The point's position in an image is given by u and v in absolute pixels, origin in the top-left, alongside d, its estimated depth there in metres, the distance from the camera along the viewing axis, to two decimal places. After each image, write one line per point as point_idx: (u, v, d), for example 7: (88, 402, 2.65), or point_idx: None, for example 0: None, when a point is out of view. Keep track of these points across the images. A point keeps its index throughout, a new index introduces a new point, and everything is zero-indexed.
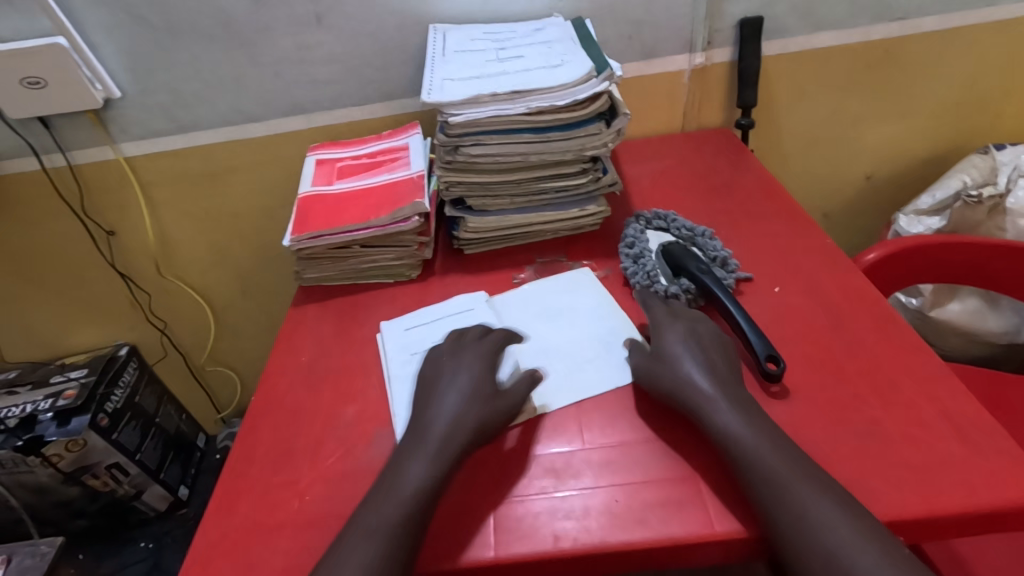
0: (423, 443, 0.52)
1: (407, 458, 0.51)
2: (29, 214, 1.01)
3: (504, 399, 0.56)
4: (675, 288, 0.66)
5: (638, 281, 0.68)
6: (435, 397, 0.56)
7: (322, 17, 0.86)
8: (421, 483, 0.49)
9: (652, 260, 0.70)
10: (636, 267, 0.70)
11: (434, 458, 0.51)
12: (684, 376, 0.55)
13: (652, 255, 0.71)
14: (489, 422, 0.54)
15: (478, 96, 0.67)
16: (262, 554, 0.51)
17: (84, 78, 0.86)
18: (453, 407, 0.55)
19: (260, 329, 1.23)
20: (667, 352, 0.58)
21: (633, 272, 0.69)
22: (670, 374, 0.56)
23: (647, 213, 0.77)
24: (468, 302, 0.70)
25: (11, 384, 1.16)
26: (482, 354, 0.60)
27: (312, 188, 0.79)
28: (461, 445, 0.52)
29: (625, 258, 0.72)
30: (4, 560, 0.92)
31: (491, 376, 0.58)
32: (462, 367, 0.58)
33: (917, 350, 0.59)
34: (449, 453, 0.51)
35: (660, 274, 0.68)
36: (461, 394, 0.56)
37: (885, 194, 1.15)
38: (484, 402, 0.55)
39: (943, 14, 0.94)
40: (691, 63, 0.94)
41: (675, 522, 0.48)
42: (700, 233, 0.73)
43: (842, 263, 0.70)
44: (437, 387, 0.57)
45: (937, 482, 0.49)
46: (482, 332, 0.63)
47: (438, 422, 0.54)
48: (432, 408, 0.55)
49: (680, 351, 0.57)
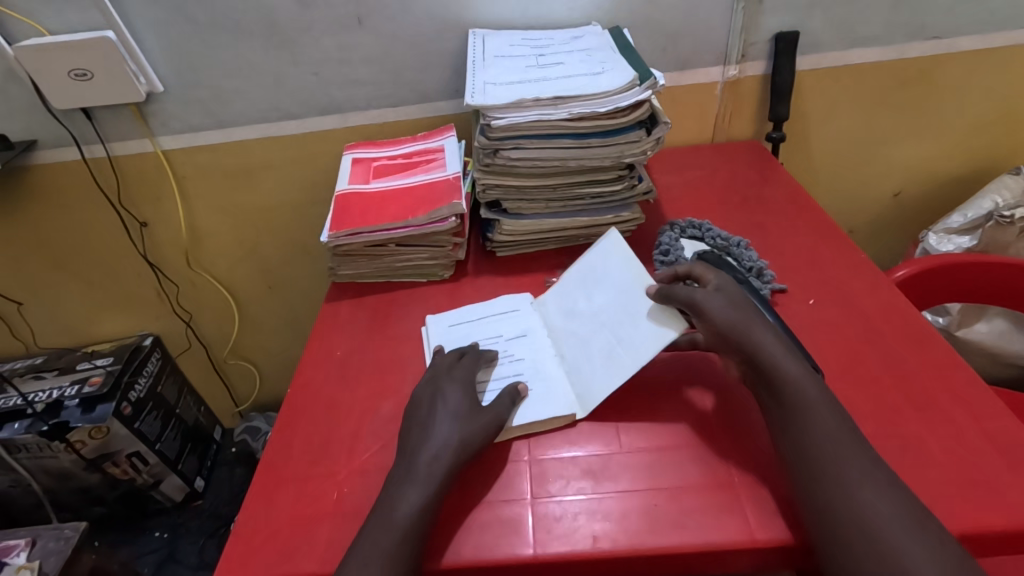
0: (411, 474, 0.51)
1: (399, 487, 0.51)
2: (67, 202, 1.03)
3: (481, 418, 0.55)
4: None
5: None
6: (421, 425, 0.55)
7: (364, 19, 0.87)
8: (413, 513, 0.48)
9: None
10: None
11: (423, 488, 0.50)
12: (747, 323, 0.55)
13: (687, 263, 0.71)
14: (471, 443, 0.53)
15: (521, 101, 0.68)
16: (302, 543, 0.51)
17: (130, 72, 0.88)
18: (439, 433, 0.54)
19: (283, 324, 1.25)
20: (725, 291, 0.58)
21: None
22: (734, 313, 0.55)
23: (681, 222, 0.78)
24: (514, 302, 0.71)
25: (38, 369, 1.18)
26: (460, 380, 0.59)
27: (349, 185, 0.81)
28: (446, 470, 0.51)
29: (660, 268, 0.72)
30: (30, 543, 0.94)
31: (469, 399, 0.57)
32: (441, 393, 0.58)
33: (956, 366, 0.59)
34: (440, 480, 0.51)
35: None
36: (442, 421, 0.55)
37: (913, 211, 1.15)
38: (465, 422, 0.55)
39: (980, 34, 0.94)
40: (724, 75, 0.95)
41: (714, 529, 0.48)
42: (735, 244, 0.73)
43: (877, 279, 0.70)
44: (419, 420, 0.56)
45: (978, 499, 0.48)
46: (453, 356, 0.62)
47: (426, 448, 0.53)
48: (418, 437, 0.54)
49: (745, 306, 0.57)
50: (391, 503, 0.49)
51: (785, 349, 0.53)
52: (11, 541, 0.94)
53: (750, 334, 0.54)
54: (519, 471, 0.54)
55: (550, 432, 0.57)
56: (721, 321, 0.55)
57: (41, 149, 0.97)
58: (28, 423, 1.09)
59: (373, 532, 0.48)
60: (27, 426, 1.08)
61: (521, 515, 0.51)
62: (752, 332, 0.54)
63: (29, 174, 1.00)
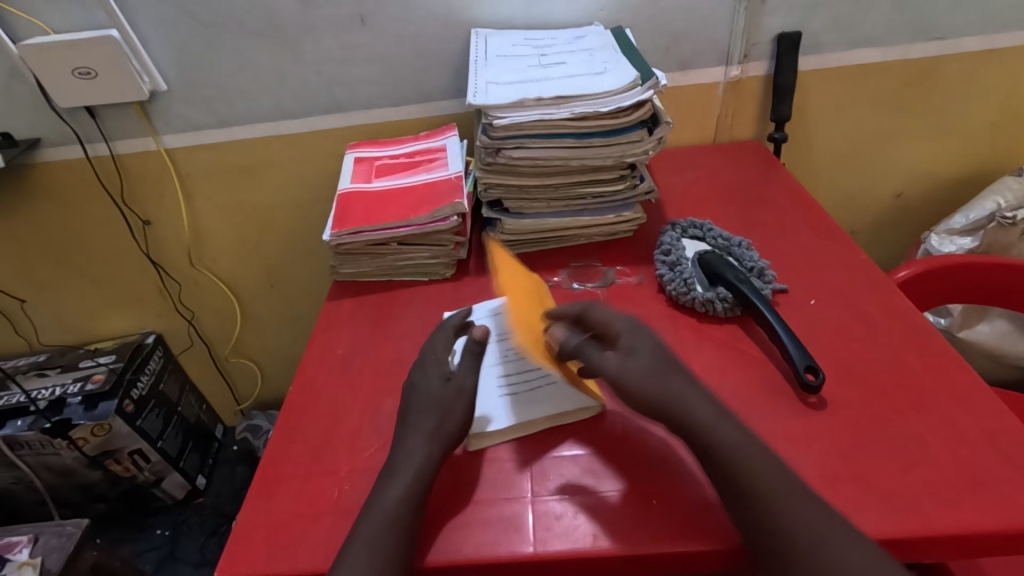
0: (395, 471, 0.51)
1: (384, 484, 0.51)
2: (70, 200, 1.04)
3: (449, 392, 0.56)
4: (711, 294, 0.66)
5: (675, 288, 0.68)
6: (404, 421, 0.56)
7: (366, 18, 0.88)
8: (398, 511, 0.48)
9: (688, 268, 0.71)
10: (672, 275, 0.70)
11: (406, 485, 0.50)
12: (672, 390, 0.52)
13: (688, 263, 0.71)
14: (445, 428, 0.54)
15: (523, 100, 0.68)
16: (304, 540, 0.51)
17: (133, 70, 0.88)
18: (419, 424, 0.54)
19: (285, 322, 1.25)
20: (642, 354, 0.55)
21: (670, 279, 0.70)
22: (657, 382, 0.52)
23: (682, 222, 0.78)
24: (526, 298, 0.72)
25: (41, 367, 1.18)
26: (437, 356, 0.60)
27: (351, 184, 0.81)
28: (426, 464, 0.52)
29: (661, 267, 0.72)
30: (32, 539, 0.94)
31: (442, 375, 0.58)
32: (419, 373, 0.59)
33: (957, 367, 0.59)
34: (425, 476, 0.51)
35: (696, 283, 0.69)
36: (420, 410, 0.55)
37: (914, 212, 1.15)
38: (439, 402, 0.55)
39: (983, 35, 0.94)
40: (726, 75, 0.95)
41: (713, 528, 0.48)
42: (736, 244, 0.74)
43: (879, 280, 0.70)
44: (407, 409, 0.56)
45: (979, 499, 0.48)
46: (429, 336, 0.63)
47: (409, 442, 0.53)
48: (400, 434, 0.55)
49: (666, 366, 0.54)
50: (380, 500, 0.50)
51: (713, 409, 0.51)
52: (14, 538, 0.95)
53: (676, 402, 0.51)
54: (519, 469, 0.54)
55: (549, 432, 0.57)
56: (642, 393, 0.52)
57: (45, 147, 0.98)
58: (30, 420, 1.09)
59: (362, 528, 0.48)
60: (30, 423, 1.09)
61: (521, 513, 0.51)
62: (681, 399, 0.51)
63: (33, 172, 1.00)
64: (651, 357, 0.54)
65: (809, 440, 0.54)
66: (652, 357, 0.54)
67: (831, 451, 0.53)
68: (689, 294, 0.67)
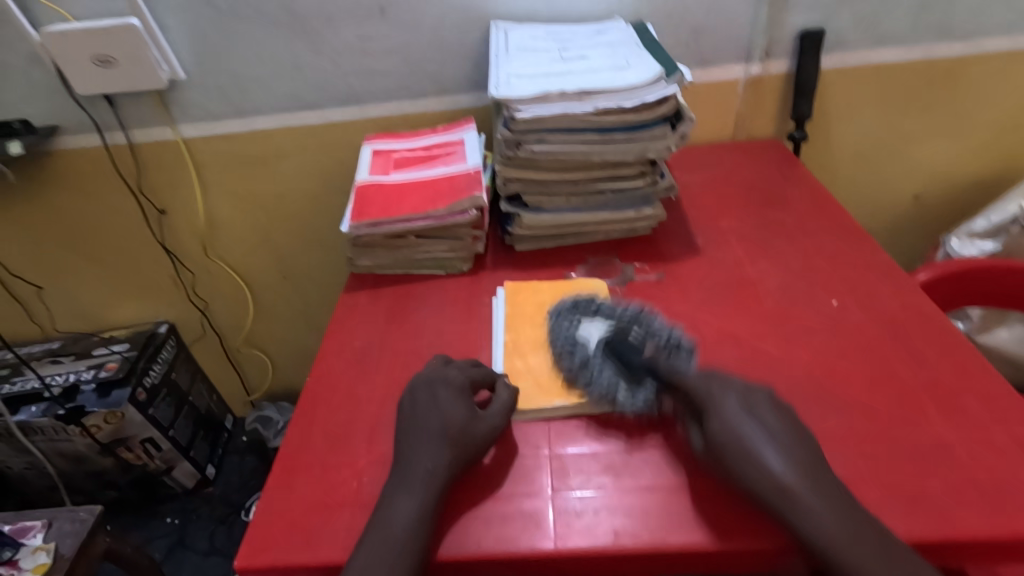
0: (406, 479, 0.51)
1: (395, 491, 0.50)
2: (86, 186, 1.04)
3: (481, 425, 0.54)
4: (641, 398, 0.56)
5: (595, 397, 0.57)
6: (415, 432, 0.54)
7: (386, 9, 0.87)
8: (410, 527, 0.47)
9: (601, 367, 0.59)
10: (590, 385, 0.58)
11: (420, 499, 0.49)
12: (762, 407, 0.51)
13: (601, 362, 0.60)
14: (465, 450, 0.53)
15: (546, 94, 0.68)
16: (321, 532, 0.51)
17: (153, 59, 0.88)
18: (430, 445, 0.52)
19: (296, 313, 1.25)
20: (726, 436, 0.49)
21: (586, 386, 0.58)
22: (751, 474, 0.47)
23: (571, 302, 0.67)
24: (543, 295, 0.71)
25: (55, 353, 1.19)
26: (459, 387, 0.57)
27: (368, 177, 0.81)
28: (442, 484, 0.50)
29: (570, 374, 0.59)
30: (45, 524, 0.94)
31: (466, 404, 0.56)
32: (436, 395, 0.56)
33: (983, 370, 0.58)
34: (436, 487, 0.50)
35: (620, 385, 0.57)
36: (435, 431, 0.53)
37: (934, 214, 1.13)
38: (459, 431, 0.53)
39: (1009, 35, 0.93)
40: (746, 72, 0.94)
41: (735, 524, 0.48)
42: (637, 315, 0.64)
43: (903, 280, 0.69)
44: (417, 424, 0.55)
45: (1008, 503, 0.48)
46: (468, 361, 0.61)
47: (420, 460, 0.52)
48: (413, 438, 0.54)
49: (748, 428, 0.49)
50: (388, 508, 0.49)
51: None
52: (28, 522, 0.95)
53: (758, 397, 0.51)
54: (538, 464, 0.54)
55: (566, 421, 0.58)
56: (731, 480, 0.48)
57: (64, 134, 0.98)
58: (45, 406, 1.10)
59: (371, 536, 0.48)
60: (44, 409, 1.09)
61: (542, 508, 0.51)
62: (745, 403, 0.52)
63: (51, 159, 1.01)
64: (730, 430, 0.49)
65: (828, 441, 0.54)
66: (733, 433, 0.49)
67: (853, 451, 0.53)
68: (616, 403, 0.57)
